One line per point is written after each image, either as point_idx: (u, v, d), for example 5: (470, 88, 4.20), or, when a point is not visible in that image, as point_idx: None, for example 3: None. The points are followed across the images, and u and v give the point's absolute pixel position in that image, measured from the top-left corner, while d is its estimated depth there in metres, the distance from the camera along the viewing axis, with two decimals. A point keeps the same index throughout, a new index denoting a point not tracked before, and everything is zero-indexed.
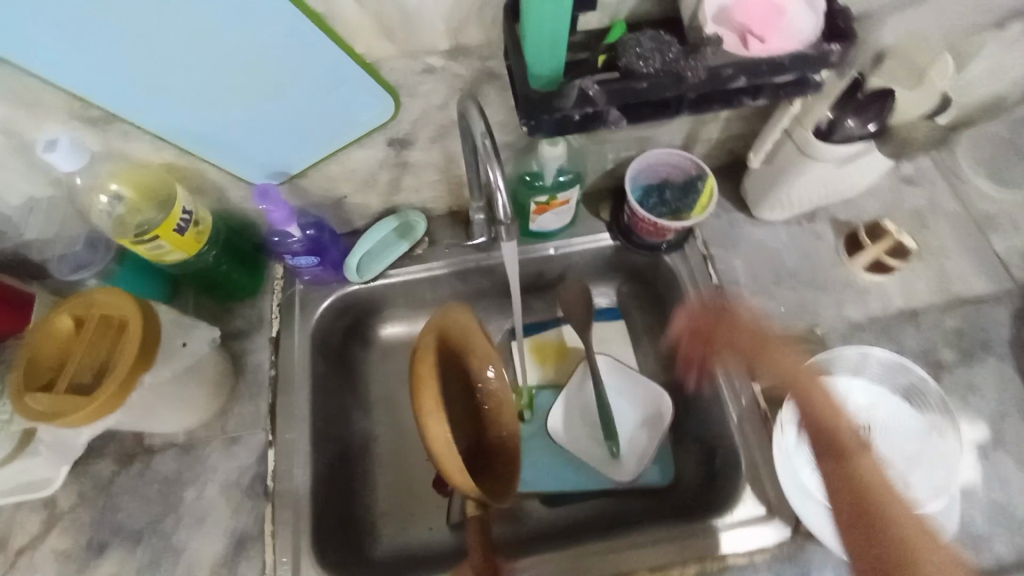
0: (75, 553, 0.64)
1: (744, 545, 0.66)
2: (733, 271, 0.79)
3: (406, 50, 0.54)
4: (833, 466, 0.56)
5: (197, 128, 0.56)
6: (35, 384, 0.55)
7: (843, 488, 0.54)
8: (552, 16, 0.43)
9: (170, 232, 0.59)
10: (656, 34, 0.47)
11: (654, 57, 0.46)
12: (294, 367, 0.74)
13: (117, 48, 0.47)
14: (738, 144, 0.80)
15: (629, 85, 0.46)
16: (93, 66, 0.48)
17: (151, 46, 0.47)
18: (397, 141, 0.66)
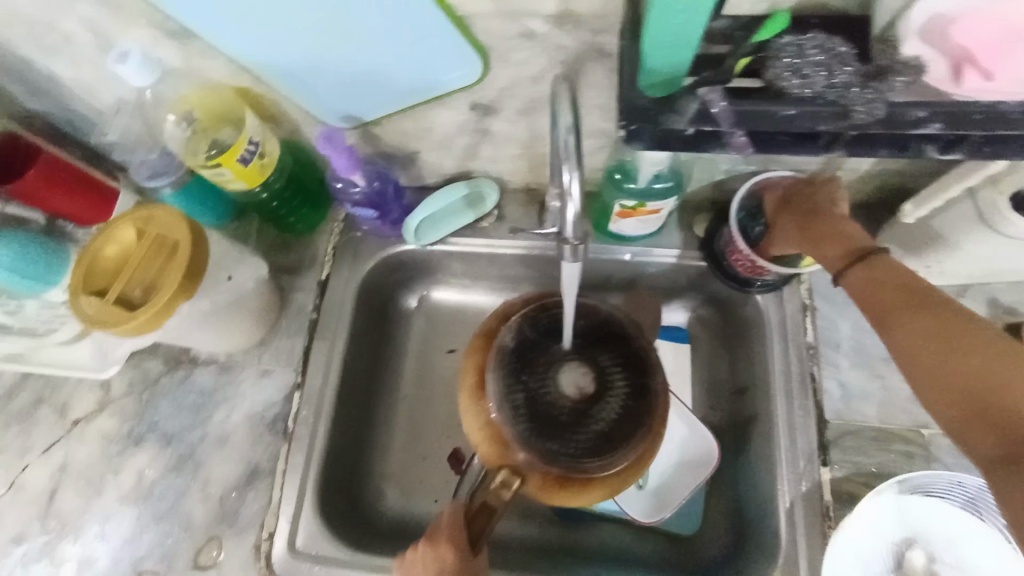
0: (115, 438, 0.69)
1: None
2: (834, 333, 0.67)
3: (505, 8, 0.45)
4: (926, 348, 0.45)
5: (280, 61, 0.53)
6: (90, 286, 0.56)
7: (939, 347, 0.44)
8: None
9: (233, 161, 0.57)
10: (824, 41, 0.37)
11: (816, 76, 0.36)
12: (335, 315, 0.73)
13: None
14: (892, 182, 0.64)
15: (770, 109, 0.37)
16: None
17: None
18: (481, 107, 0.58)
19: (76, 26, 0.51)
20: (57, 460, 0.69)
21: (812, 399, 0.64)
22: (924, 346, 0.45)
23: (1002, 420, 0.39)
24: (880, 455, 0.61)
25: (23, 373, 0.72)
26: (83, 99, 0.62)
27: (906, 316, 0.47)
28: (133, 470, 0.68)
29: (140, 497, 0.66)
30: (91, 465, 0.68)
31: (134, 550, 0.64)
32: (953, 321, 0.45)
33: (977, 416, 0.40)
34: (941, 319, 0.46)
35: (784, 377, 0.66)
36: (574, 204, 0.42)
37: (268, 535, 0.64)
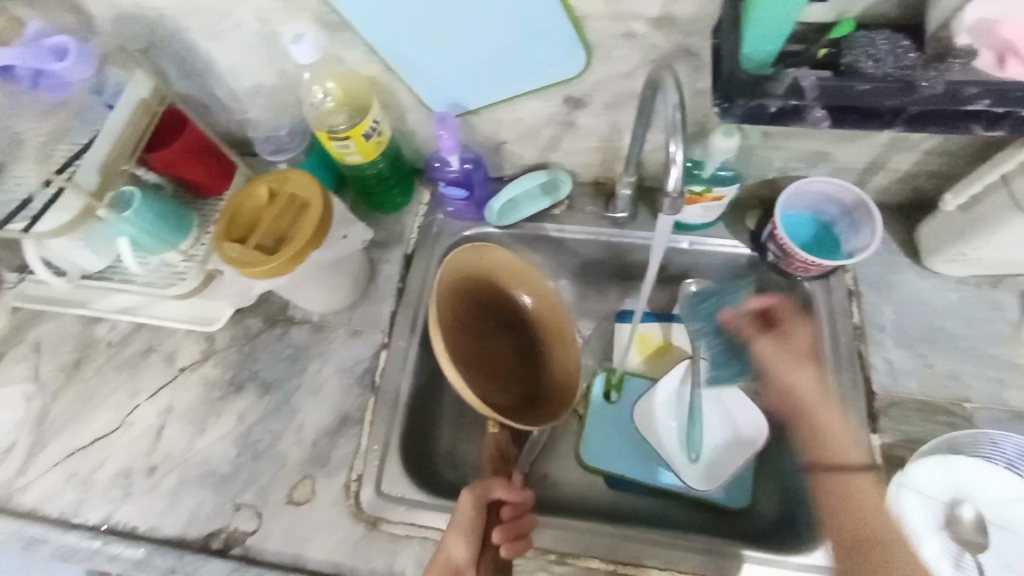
0: (217, 384, 0.76)
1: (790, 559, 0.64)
2: (880, 316, 0.73)
3: (614, 11, 0.55)
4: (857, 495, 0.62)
5: (411, 49, 0.62)
6: (231, 235, 0.65)
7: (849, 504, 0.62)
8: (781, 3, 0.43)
9: (359, 136, 0.67)
10: (892, 39, 0.46)
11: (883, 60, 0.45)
12: (420, 285, 0.80)
13: None
14: (929, 184, 0.72)
15: (849, 84, 0.45)
16: None
17: None
18: (572, 100, 0.67)
19: (249, 16, 0.61)
20: (164, 401, 0.75)
21: (860, 372, 0.70)
22: (865, 506, 0.61)
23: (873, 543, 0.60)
24: (926, 426, 0.67)
25: (136, 324, 0.80)
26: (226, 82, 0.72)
27: (855, 486, 0.63)
28: (233, 413, 0.74)
29: (239, 437, 0.73)
30: (195, 407, 0.75)
31: (231, 485, 0.70)
32: (876, 494, 0.62)
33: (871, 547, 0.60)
34: (864, 500, 0.62)
35: (833, 356, 0.72)
36: (677, 168, 0.51)
37: (358, 476, 0.70)
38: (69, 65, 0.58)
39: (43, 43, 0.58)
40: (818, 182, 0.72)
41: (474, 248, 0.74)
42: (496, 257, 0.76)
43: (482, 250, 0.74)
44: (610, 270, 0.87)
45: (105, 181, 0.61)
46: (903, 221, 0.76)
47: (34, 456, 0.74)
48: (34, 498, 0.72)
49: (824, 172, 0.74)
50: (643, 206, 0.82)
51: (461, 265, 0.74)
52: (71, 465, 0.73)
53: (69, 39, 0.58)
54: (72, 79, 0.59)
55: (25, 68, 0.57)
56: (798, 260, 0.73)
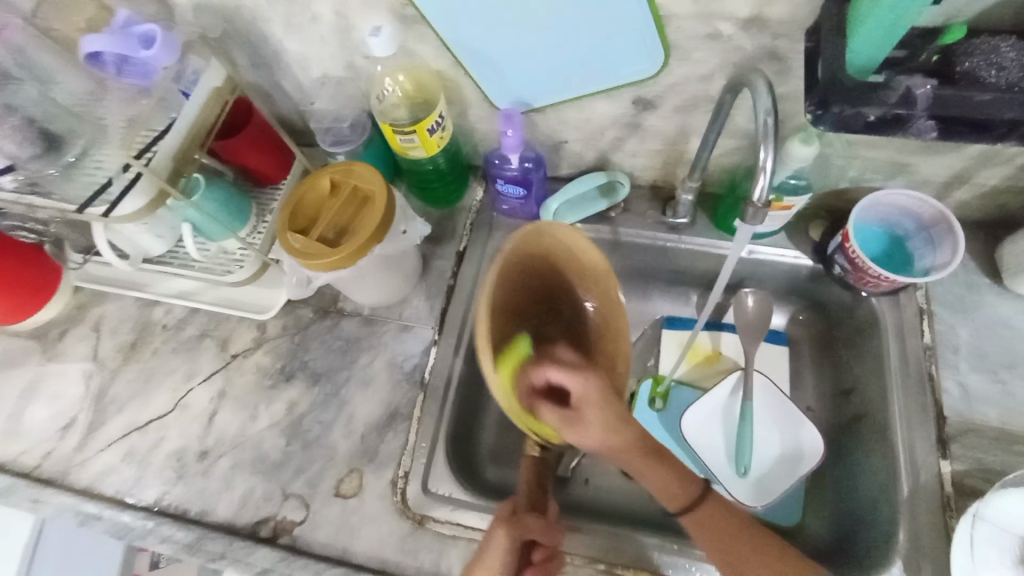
0: (269, 373, 0.77)
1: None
2: (954, 337, 0.70)
3: (702, 11, 0.54)
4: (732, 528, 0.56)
5: (483, 45, 0.61)
6: (292, 226, 0.65)
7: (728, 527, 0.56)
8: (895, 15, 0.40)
9: (423, 131, 0.66)
10: (1020, 45, 0.43)
11: (1010, 68, 0.42)
12: (471, 282, 0.79)
13: None
14: (1014, 201, 0.69)
15: (970, 94, 0.43)
16: None
17: None
18: (643, 102, 0.66)
19: (326, 7, 0.61)
20: (217, 386, 0.77)
21: (930, 395, 0.67)
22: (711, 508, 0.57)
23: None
24: (1002, 455, 0.63)
25: (191, 308, 0.81)
26: (294, 73, 0.72)
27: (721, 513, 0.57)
28: (284, 402, 0.75)
29: (290, 426, 0.73)
30: (247, 394, 0.76)
31: (281, 474, 0.71)
32: (718, 507, 0.57)
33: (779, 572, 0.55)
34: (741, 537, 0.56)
35: (902, 376, 0.69)
36: (767, 176, 0.50)
37: (405, 472, 0.69)
38: (153, 53, 0.59)
39: (133, 31, 0.60)
40: (897, 196, 0.69)
41: (541, 227, 0.54)
42: (557, 236, 0.55)
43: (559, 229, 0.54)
44: (664, 276, 0.85)
45: (178, 164, 0.64)
46: (980, 239, 0.73)
47: (93, 433, 0.76)
48: (92, 474, 0.74)
49: (902, 185, 0.70)
50: (703, 211, 0.80)
51: (524, 248, 0.55)
52: (127, 445, 0.75)
53: (155, 28, 0.60)
54: (154, 67, 0.60)
55: (114, 55, 0.59)
56: (869, 274, 0.69)
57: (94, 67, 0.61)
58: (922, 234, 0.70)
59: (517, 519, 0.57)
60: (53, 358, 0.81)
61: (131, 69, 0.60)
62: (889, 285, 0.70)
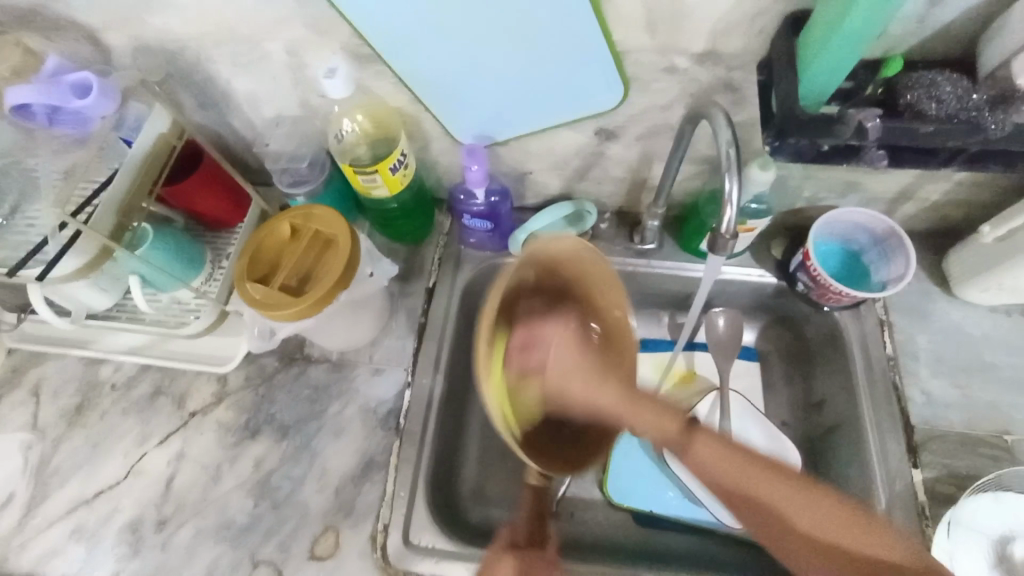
0: (232, 429, 0.72)
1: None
2: (913, 345, 0.73)
3: (658, 47, 0.55)
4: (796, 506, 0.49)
5: (441, 84, 0.61)
6: (253, 275, 0.63)
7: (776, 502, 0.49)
8: (842, 51, 0.44)
9: (386, 170, 0.65)
10: (954, 78, 0.47)
11: (949, 100, 0.46)
12: (442, 319, 0.76)
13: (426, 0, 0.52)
14: (956, 212, 0.73)
15: (916, 126, 0.46)
16: (399, 13, 0.53)
17: (446, 4, 0.52)
18: (605, 132, 0.66)
19: (279, 48, 0.60)
20: (175, 448, 0.71)
21: (897, 404, 0.69)
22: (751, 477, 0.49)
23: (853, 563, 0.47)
24: (968, 458, 0.66)
25: (143, 364, 0.76)
26: (246, 113, 0.69)
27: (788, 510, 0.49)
28: (250, 459, 0.70)
29: (258, 485, 0.69)
30: (210, 453, 0.71)
31: (250, 539, 0.66)
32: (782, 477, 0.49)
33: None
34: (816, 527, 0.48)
35: (868, 385, 0.70)
36: (733, 207, 0.51)
37: (384, 525, 0.66)
38: (87, 102, 0.56)
39: (66, 80, 0.57)
40: (851, 213, 0.71)
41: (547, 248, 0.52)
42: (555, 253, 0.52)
43: (571, 246, 0.51)
44: (635, 300, 0.85)
45: (121, 219, 0.60)
46: (927, 250, 0.77)
47: (34, 512, 0.69)
48: (34, 557, 0.67)
49: (854, 202, 0.73)
50: (670, 234, 0.81)
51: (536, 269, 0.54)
52: (74, 520, 0.68)
53: (90, 75, 0.57)
54: (90, 116, 0.57)
55: (42, 106, 0.56)
56: (831, 290, 0.71)
57: (22, 120, 0.57)
58: (864, 254, 0.75)
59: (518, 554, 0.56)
60: None
61: (62, 117, 0.57)
62: (848, 301, 0.72)
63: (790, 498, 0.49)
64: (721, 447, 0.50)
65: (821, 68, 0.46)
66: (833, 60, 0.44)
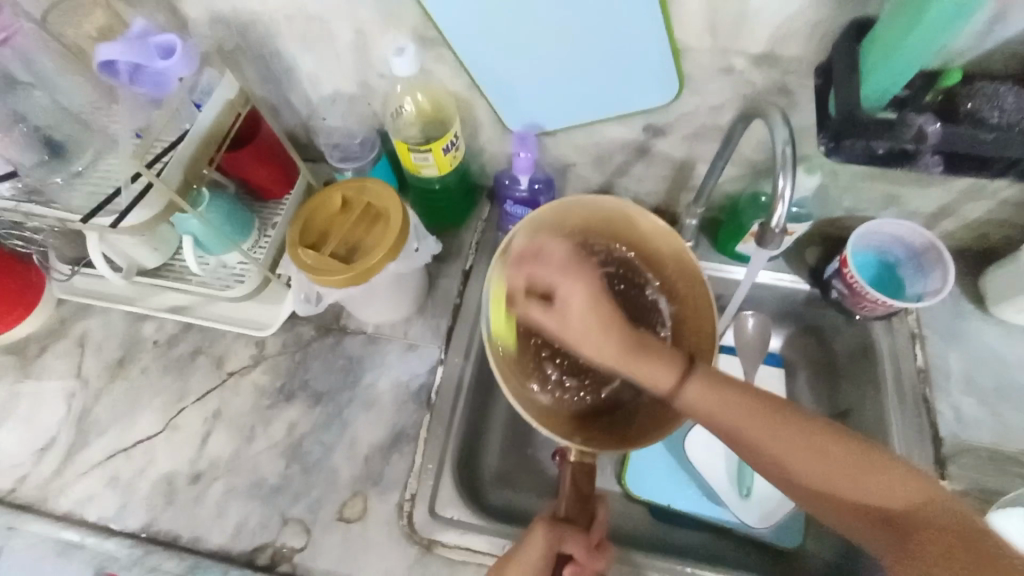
0: (268, 393, 0.74)
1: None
2: (945, 361, 0.73)
3: (718, 46, 0.56)
4: (776, 433, 0.48)
5: (499, 71, 0.63)
6: (304, 241, 0.65)
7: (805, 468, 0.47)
8: (908, 61, 0.45)
9: (439, 150, 0.67)
10: (1018, 90, 0.47)
11: (1010, 110, 0.46)
12: (477, 301, 0.78)
13: None
14: (997, 232, 0.73)
15: (976, 133, 0.46)
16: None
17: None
18: (653, 129, 0.68)
19: (347, 26, 0.62)
20: (212, 406, 0.73)
21: (926, 417, 0.69)
22: (748, 422, 0.49)
23: (829, 476, 0.46)
24: (996, 477, 0.66)
25: (186, 323, 0.78)
26: (306, 88, 0.72)
27: (824, 477, 0.47)
28: (284, 423, 0.72)
29: (289, 448, 0.71)
30: (245, 414, 0.73)
31: (279, 499, 0.68)
32: (757, 413, 0.49)
33: (853, 518, 0.46)
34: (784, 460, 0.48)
35: (898, 396, 0.71)
36: (784, 205, 0.52)
37: (411, 496, 0.67)
38: (169, 64, 0.59)
39: (150, 41, 0.60)
40: (892, 225, 0.72)
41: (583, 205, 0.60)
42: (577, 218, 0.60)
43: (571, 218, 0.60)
44: None
45: (188, 178, 0.62)
46: (964, 268, 0.78)
47: (74, 457, 0.72)
48: (72, 500, 0.69)
49: (894, 215, 0.74)
50: (706, 236, 0.81)
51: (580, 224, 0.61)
52: (111, 468, 0.71)
53: (173, 38, 0.60)
54: (169, 78, 0.60)
55: (127, 63, 0.59)
56: (866, 299, 0.71)
57: (108, 75, 0.61)
58: (899, 267, 0.75)
59: (554, 525, 0.55)
60: (32, 376, 0.77)
61: (142, 77, 0.60)
62: (883, 311, 0.73)
63: (767, 432, 0.48)
64: (716, 391, 0.50)
65: (880, 77, 0.47)
66: (896, 70, 0.45)
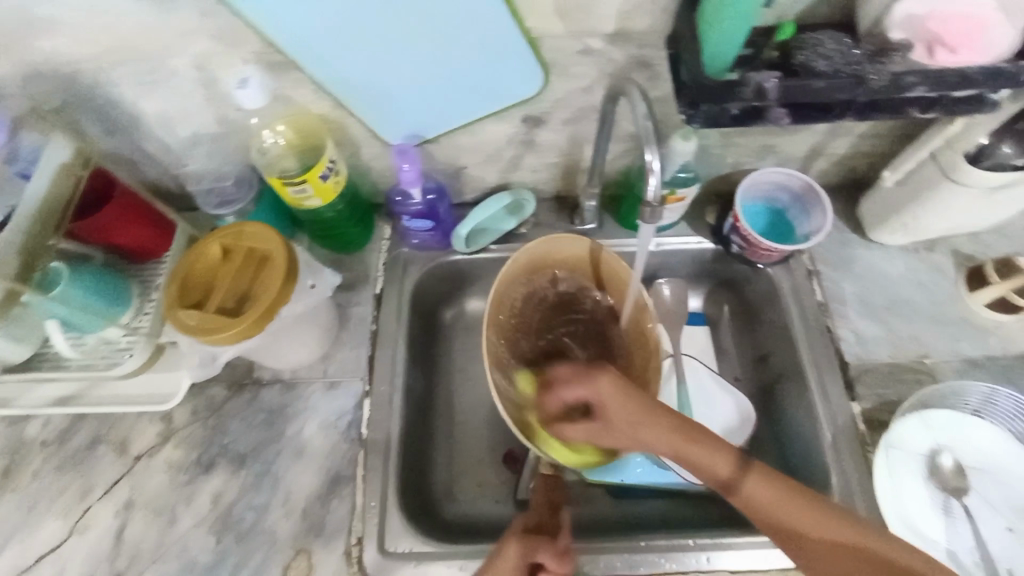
0: (184, 467, 0.68)
1: (772, 563, 0.65)
2: (840, 290, 0.78)
3: (571, 29, 0.56)
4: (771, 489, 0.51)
5: (359, 83, 0.60)
6: (185, 302, 0.60)
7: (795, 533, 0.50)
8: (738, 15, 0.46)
9: (315, 178, 0.63)
10: (837, 37, 0.50)
11: (834, 56, 0.48)
12: (394, 323, 0.75)
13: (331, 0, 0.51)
14: (863, 164, 0.79)
15: (808, 83, 0.48)
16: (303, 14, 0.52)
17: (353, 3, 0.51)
18: (532, 119, 0.67)
19: (186, 63, 0.57)
20: (122, 496, 0.67)
21: (831, 345, 0.74)
22: (764, 486, 0.52)
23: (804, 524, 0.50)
24: (900, 387, 0.71)
25: (75, 414, 0.71)
26: (159, 136, 0.66)
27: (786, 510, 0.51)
28: (208, 494, 0.67)
29: (218, 520, 0.65)
30: (161, 496, 0.67)
31: None
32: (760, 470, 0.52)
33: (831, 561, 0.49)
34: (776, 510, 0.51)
35: (804, 331, 0.75)
36: (656, 176, 0.51)
37: (358, 539, 0.64)
38: None
39: None
40: (770, 174, 0.76)
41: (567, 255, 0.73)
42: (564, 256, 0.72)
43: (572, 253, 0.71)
44: None
45: (27, 259, 0.57)
46: (844, 200, 0.83)
47: None
48: None
49: (772, 163, 0.78)
50: (608, 213, 0.82)
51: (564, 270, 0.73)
52: None
53: None
54: None
55: None
56: (761, 248, 0.75)
57: None
58: (784, 211, 0.80)
59: (527, 536, 0.58)
60: None
61: None
62: (780, 256, 0.77)
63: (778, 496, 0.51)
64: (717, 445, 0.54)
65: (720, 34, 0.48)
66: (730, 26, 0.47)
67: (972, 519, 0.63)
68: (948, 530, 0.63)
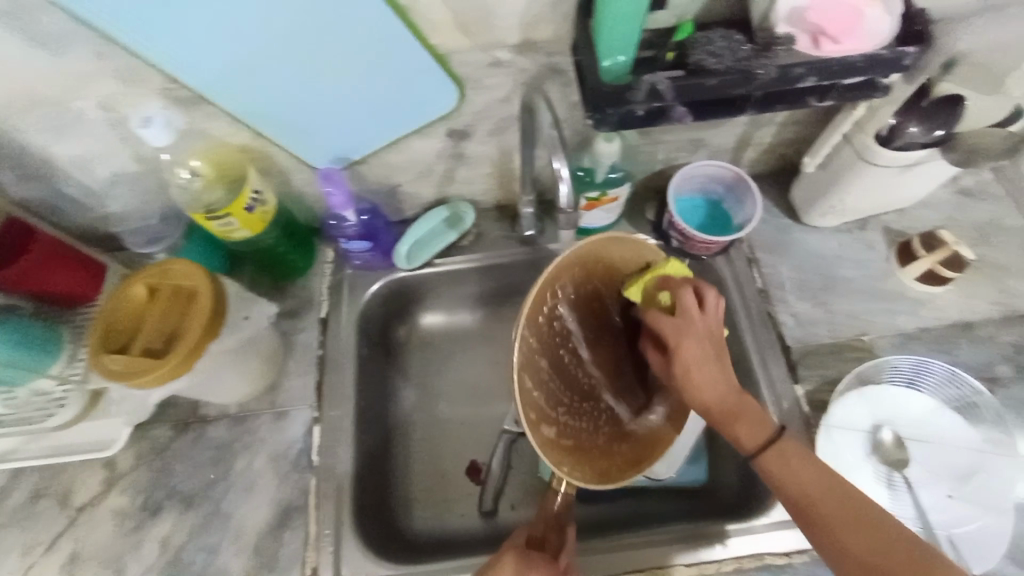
0: (130, 514, 0.67)
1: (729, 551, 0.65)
2: (779, 276, 0.79)
3: (477, 43, 0.57)
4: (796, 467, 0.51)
5: (274, 111, 0.60)
6: (110, 346, 0.58)
7: (833, 516, 0.49)
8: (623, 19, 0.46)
9: (240, 210, 0.63)
10: (725, 33, 0.51)
11: (723, 53, 0.49)
12: (340, 346, 0.75)
13: (227, 35, 0.51)
14: (791, 150, 0.80)
15: (699, 82, 0.50)
16: (201, 50, 0.51)
17: (251, 35, 0.51)
18: (456, 133, 0.68)
19: (90, 105, 0.56)
20: (67, 549, 0.65)
21: (774, 331, 0.75)
22: (794, 462, 0.52)
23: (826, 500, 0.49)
24: (841, 366, 0.73)
25: (14, 470, 0.69)
26: (77, 178, 0.65)
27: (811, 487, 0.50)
28: (156, 539, 0.65)
29: (169, 565, 0.64)
30: (108, 545, 0.65)
31: None
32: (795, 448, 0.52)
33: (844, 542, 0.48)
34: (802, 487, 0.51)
35: (747, 319, 0.76)
36: None
37: (313, 569, 0.63)
38: None
39: None
40: (700, 167, 0.77)
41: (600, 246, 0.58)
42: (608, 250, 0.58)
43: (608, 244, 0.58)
44: None
45: None
46: (779, 187, 0.85)
47: None
48: None
49: (703, 156, 0.79)
50: (549, 218, 0.82)
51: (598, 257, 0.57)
52: None
53: None
54: None
55: None
56: (698, 242, 0.76)
57: None
58: (720, 202, 0.81)
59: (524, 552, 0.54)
60: None
61: None
62: (720, 247, 0.77)
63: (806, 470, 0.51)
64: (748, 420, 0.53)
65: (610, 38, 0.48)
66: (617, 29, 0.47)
67: (913, 489, 0.65)
68: (893, 503, 0.64)
